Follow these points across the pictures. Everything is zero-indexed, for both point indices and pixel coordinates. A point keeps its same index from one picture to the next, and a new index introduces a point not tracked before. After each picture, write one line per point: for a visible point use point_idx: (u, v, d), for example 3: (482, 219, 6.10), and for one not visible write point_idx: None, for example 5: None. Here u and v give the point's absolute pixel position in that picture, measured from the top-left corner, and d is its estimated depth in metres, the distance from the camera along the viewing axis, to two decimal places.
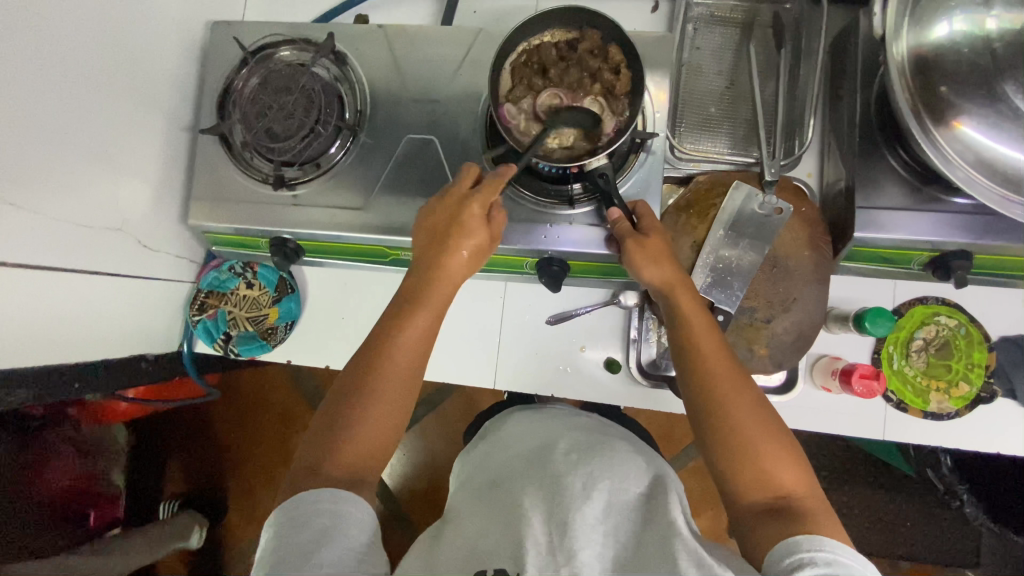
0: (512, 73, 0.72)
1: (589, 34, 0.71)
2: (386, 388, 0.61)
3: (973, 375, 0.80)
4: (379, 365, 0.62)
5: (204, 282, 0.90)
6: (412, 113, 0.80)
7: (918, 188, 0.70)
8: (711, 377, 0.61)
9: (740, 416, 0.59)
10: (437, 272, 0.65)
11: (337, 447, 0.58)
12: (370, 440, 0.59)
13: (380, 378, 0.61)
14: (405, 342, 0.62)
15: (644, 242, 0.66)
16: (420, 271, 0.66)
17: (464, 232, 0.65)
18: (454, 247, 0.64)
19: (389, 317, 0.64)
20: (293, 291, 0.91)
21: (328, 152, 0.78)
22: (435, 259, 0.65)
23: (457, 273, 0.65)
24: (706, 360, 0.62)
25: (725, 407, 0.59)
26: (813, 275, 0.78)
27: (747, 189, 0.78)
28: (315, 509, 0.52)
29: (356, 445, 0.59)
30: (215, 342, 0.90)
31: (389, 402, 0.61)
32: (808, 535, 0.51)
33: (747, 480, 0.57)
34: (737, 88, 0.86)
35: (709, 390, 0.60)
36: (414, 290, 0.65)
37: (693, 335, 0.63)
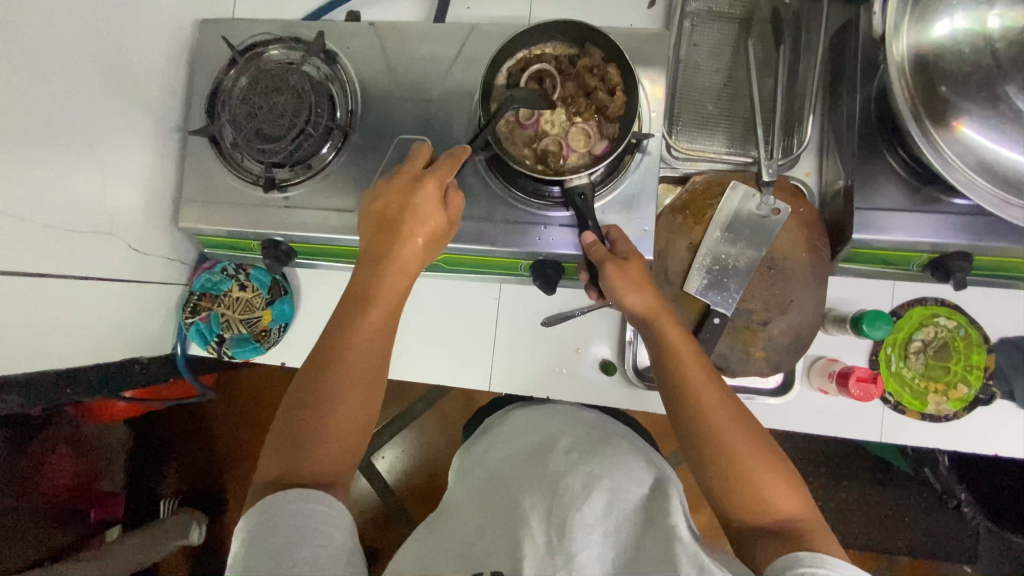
0: (509, 78, 0.71)
1: (591, 51, 0.69)
2: (344, 389, 0.60)
3: (971, 376, 0.79)
4: (336, 364, 0.60)
5: (196, 284, 0.89)
6: (405, 113, 0.79)
7: (917, 188, 0.69)
8: (704, 407, 0.60)
9: (733, 443, 0.58)
10: (392, 267, 0.64)
11: (305, 454, 0.57)
12: (338, 439, 0.59)
13: (335, 379, 0.60)
14: (361, 338, 0.62)
15: (624, 266, 0.65)
16: (370, 268, 0.64)
17: (416, 219, 0.63)
18: (409, 232, 0.63)
19: (343, 317, 0.63)
20: (287, 293, 0.90)
21: (320, 153, 0.77)
22: (385, 253, 0.64)
23: (412, 262, 0.64)
24: (696, 388, 0.61)
25: (717, 435, 0.58)
26: (812, 277, 0.77)
27: (744, 189, 0.77)
28: (288, 511, 0.52)
29: (327, 448, 0.58)
30: (209, 343, 0.89)
31: (352, 404, 0.60)
32: (812, 552, 0.51)
33: (740, 502, 0.56)
34: (735, 85, 0.85)
35: (701, 418, 0.59)
36: (366, 288, 0.63)
37: (682, 362, 0.62)
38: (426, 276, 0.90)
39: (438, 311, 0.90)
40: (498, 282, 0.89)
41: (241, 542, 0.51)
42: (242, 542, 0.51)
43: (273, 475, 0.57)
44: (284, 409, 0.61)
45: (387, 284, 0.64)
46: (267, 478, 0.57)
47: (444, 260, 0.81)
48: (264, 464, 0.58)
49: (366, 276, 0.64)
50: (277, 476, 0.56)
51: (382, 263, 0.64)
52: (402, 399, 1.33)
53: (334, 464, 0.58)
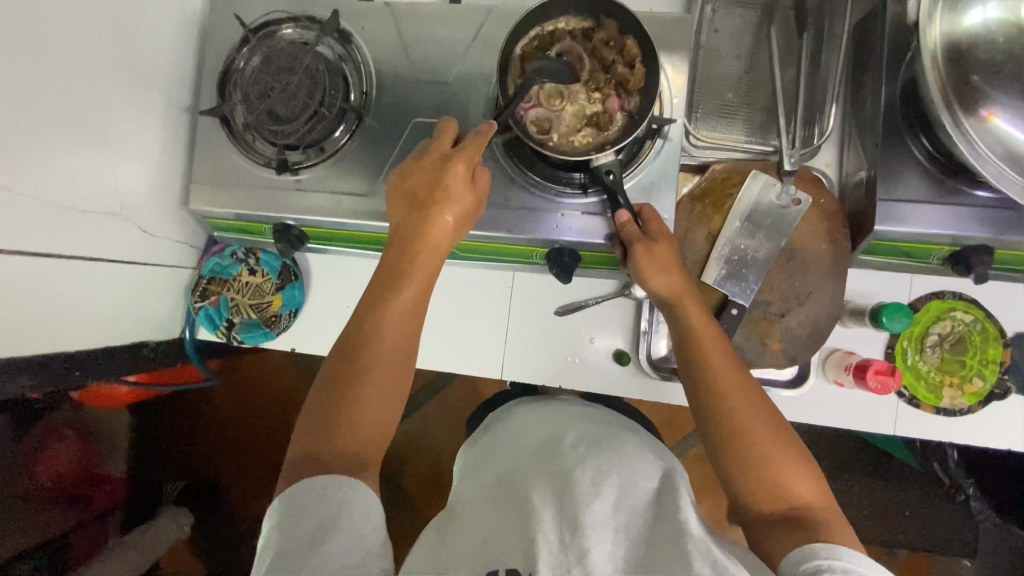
0: (523, 58, 0.69)
1: (605, 25, 0.68)
2: (378, 372, 0.60)
3: (987, 371, 0.78)
4: (365, 344, 0.60)
5: (205, 268, 0.88)
6: (421, 95, 0.77)
7: (940, 179, 0.68)
8: (721, 390, 0.59)
9: (753, 427, 0.57)
10: (424, 243, 0.62)
11: (338, 433, 0.57)
12: (371, 418, 0.59)
13: (369, 356, 0.60)
14: (391, 317, 0.61)
15: (653, 248, 0.64)
16: (400, 248, 0.63)
17: (446, 201, 0.62)
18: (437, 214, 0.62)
19: (374, 295, 0.62)
20: (297, 279, 0.89)
21: (332, 136, 0.76)
22: (419, 229, 0.63)
23: (441, 243, 0.63)
24: (716, 372, 0.60)
25: (738, 421, 0.58)
26: (831, 269, 0.77)
27: (765, 178, 0.76)
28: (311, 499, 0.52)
29: (363, 428, 0.58)
30: (218, 329, 0.88)
31: (383, 384, 0.60)
32: (826, 544, 0.50)
33: (757, 490, 0.56)
34: (755, 73, 0.83)
35: (719, 402, 0.59)
36: (399, 266, 0.63)
37: (704, 349, 0.62)
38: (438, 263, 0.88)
39: (450, 298, 0.89)
40: (512, 270, 0.88)
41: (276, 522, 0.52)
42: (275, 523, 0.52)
43: (306, 451, 0.57)
44: (316, 389, 0.61)
45: (421, 264, 0.63)
46: (298, 457, 0.57)
47: (458, 247, 0.80)
48: (297, 441, 0.58)
49: (398, 253, 0.63)
50: (309, 455, 0.56)
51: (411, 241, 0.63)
52: (407, 387, 1.32)
53: (363, 446, 0.58)
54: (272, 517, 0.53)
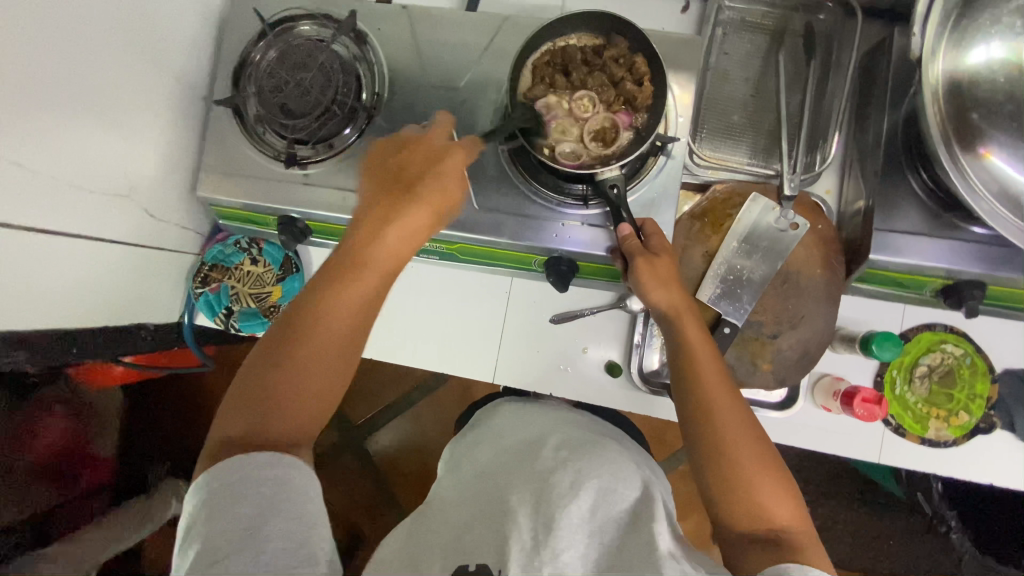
0: (534, 71, 0.71)
1: (616, 42, 0.70)
2: (326, 351, 0.60)
3: (973, 405, 0.79)
4: (307, 323, 0.60)
5: (209, 255, 0.89)
6: (432, 98, 0.78)
7: (936, 213, 0.69)
8: (711, 406, 0.60)
9: (738, 445, 0.58)
10: (393, 231, 0.63)
11: (274, 414, 0.57)
12: (315, 399, 0.59)
13: (312, 335, 0.59)
14: (341, 298, 0.61)
15: (654, 261, 0.65)
16: (368, 229, 0.63)
17: (434, 188, 0.65)
18: (414, 201, 0.64)
19: (324, 277, 0.62)
20: (298, 271, 0.90)
21: (342, 133, 0.77)
22: (387, 216, 0.63)
23: (416, 231, 0.64)
24: (706, 387, 0.61)
25: (725, 437, 0.59)
26: (824, 293, 0.78)
27: (764, 202, 0.77)
28: (263, 475, 0.52)
29: (299, 412, 0.58)
30: (217, 316, 0.89)
31: (326, 363, 0.60)
32: (799, 564, 0.51)
33: (737, 508, 0.57)
34: (762, 97, 0.84)
35: (706, 416, 0.60)
36: (358, 252, 0.62)
37: (697, 363, 0.63)
38: (438, 263, 0.89)
39: (447, 300, 0.90)
40: (510, 275, 0.89)
41: (201, 503, 0.52)
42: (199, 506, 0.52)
43: (239, 431, 0.56)
44: (256, 359, 0.60)
45: (383, 250, 0.63)
46: (226, 436, 0.56)
47: (459, 250, 0.81)
48: (227, 417, 0.57)
49: (356, 238, 0.63)
50: (240, 436, 0.56)
51: (374, 227, 0.63)
52: (400, 386, 1.33)
53: (297, 428, 0.58)
54: (196, 495, 0.53)
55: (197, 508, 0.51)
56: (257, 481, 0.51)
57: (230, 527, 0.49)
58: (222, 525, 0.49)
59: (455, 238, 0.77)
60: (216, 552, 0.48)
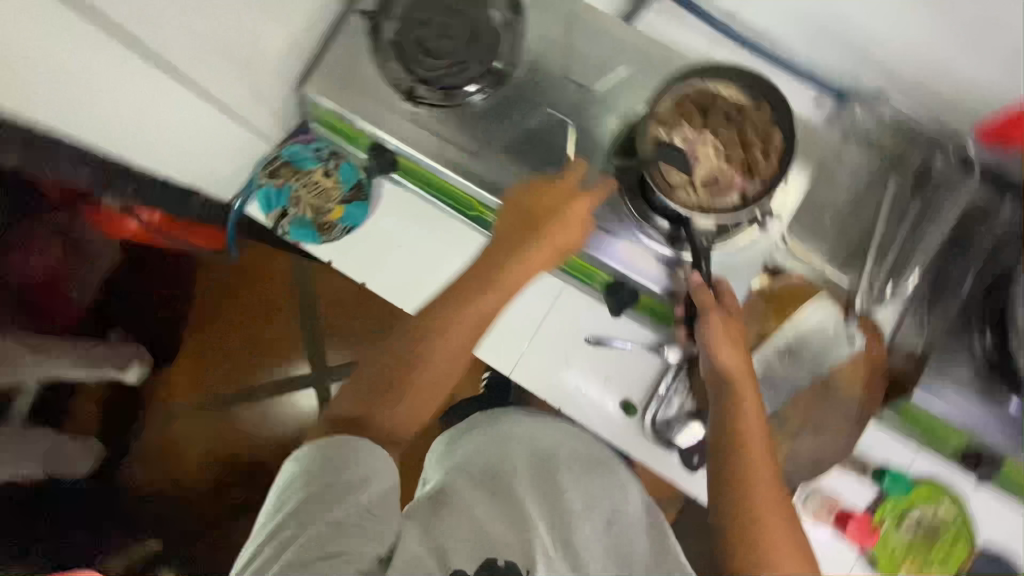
0: (675, 102, 0.72)
1: (758, 109, 0.71)
2: (445, 360, 0.65)
3: (947, 565, 0.82)
4: (432, 331, 0.65)
5: (288, 150, 0.87)
6: (564, 91, 0.79)
7: (989, 379, 0.71)
8: (752, 482, 0.61)
9: (771, 524, 0.60)
10: (516, 264, 0.68)
11: (386, 406, 0.62)
12: (424, 393, 0.64)
13: (435, 346, 0.65)
14: (470, 312, 0.66)
15: (730, 322, 0.66)
16: (499, 256, 0.69)
17: (562, 229, 0.69)
18: (546, 239, 0.68)
19: (461, 290, 0.67)
20: (365, 198, 0.89)
21: (466, 88, 0.76)
22: (518, 250, 0.68)
23: (538, 266, 0.69)
24: (751, 461, 0.62)
25: (760, 513, 0.60)
26: (854, 413, 0.82)
27: (830, 309, 0.79)
28: (354, 448, 0.53)
29: (412, 408, 0.64)
30: (272, 212, 0.89)
31: (441, 367, 0.65)
32: None
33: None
34: (861, 209, 0.78)
35: (740, 489, 0.61)
36: (488, 271, 0.68)
37: (746, 434, 0.63)
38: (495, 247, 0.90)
39: (496, 282, 0.90)
40: (563, 283, 0.88)
41: (297, 471, 0.53)
42: (297, 470, 0.53)
43: (348, 411, 0.61)
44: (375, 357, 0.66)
45: (512, 276, 0.68)
46: (337, 414, 0.61)
47: None
48: (340, 397, 0.64)
49: (496, 261, 0.68)
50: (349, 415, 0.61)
51: (505, 258, 0.68)
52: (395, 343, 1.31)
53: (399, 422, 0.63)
54: (294, 462, 0.54)
55: (291, 477, 0.53)
56: (341, 461, 0.52)
57: (317, 489, 0.50)
58: (314, 487, 0.51)
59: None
60: (300, 519, 0.49)
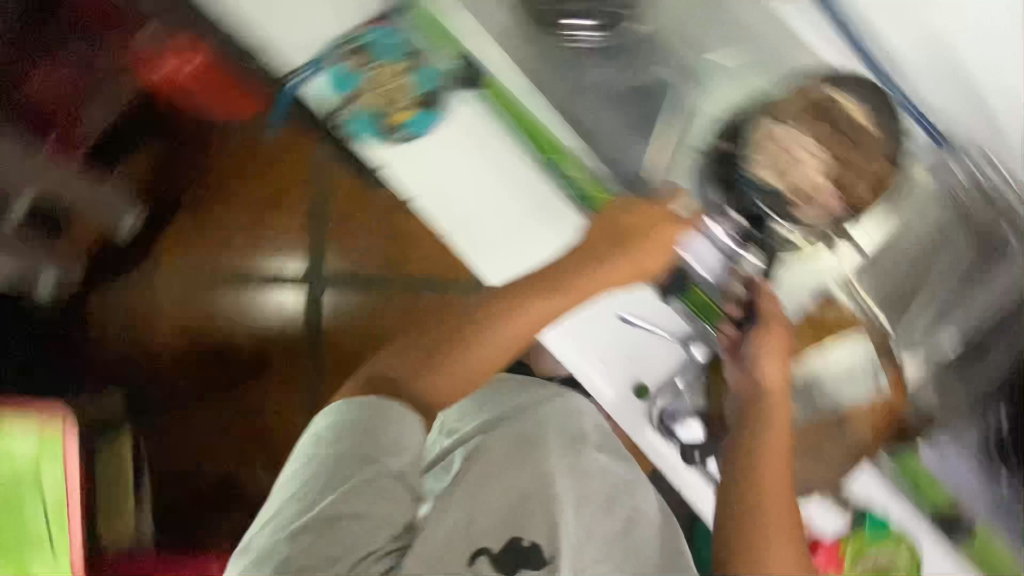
0: (800, 101, 0.73)
1: (883, 120, 0.72)
2: (511, 335, 0.71)
3: None
4: (511, 312, 0.70)
5: (376, 32, 0.78)
6: (682, 61, 0.78)
7: (987, 454, 0.76)
8: (773, 501, 0.70)
9: (775, 553, 0.68)
10: (594, 276, 0.72)
11: (422, 372, 0.69)
12: (465, 372, 0.70)
13: (508, 326, 0.70)
14: (545, 309, 0.71)
15: (771, 334, 0.74)
16: (575, 261, 0.73)
17: (643, 249, 0.72)
18: (630, 253, 0.72)
19: (529, 287, 0.72)
20: (440, 111, 0.78)
21: (588, 30, 0.77)
22: (592, 276, 0.72)
23: (612, 283, 0.73)
24: (769, 465, 0.71)
25: (771, 524, 0.69)
26: (852, 449, 0.79)
27: (868, 348, 0.78)
28: (386, 422, 0.59)
29: (483, 360, 0.71)
30: (338, 95, 0.79)
31: (508, 333, 0.71)
32: None
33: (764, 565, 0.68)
34: (920, 267, 0.78)
35: (764, 496, 0.70)
36: (558, 277, 0.72)
37: (768, 447, 0.72)
38: None
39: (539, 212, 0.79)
40: None
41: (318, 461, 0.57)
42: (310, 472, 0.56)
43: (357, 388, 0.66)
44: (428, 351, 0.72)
45: (576, 287, 0.72)
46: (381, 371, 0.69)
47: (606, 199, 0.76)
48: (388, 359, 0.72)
49: (569, 266, 0.73)
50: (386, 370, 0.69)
51: (579, 274, 0.72)
52: None
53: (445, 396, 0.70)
54: (325, 418, 0.61)
55: (322, 429, 0.60)
56: (389, 428, 0.59)
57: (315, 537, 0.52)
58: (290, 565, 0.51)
59: (594, 177, 0.77)
60: (332, 517, 0.53)
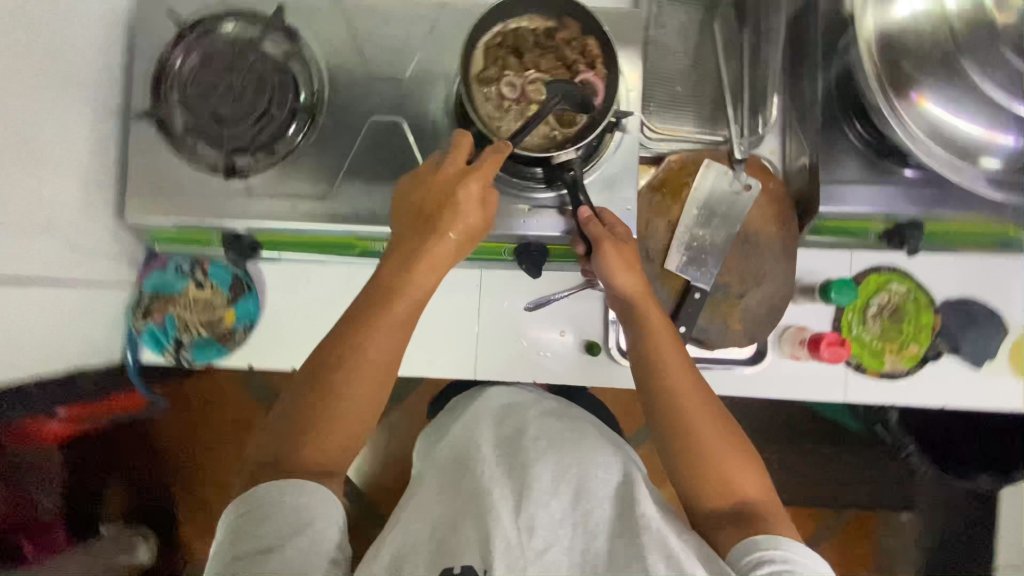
0: (487, 52, 0.69)
1: (568, 24, 0.70)
2: (363, 374, 0.57)
3: (921, 336, 0.85)
4: (346, 353, 0.57)
5: (150, 283, 0.83)
6: (380, 93, 0.75)
7: (873, 162, 0.74)
8: (677, 393, 0.61)
9: (706, 434, 0.59)
10: (420, 266, 0.59)
11: (302, 444, 0.55)
12: (347, 424, 0.57)
13: (349, 371, 0.57)
14: (387, 327, 0.58)
15: (621, 246, 0.65)
16: (393, 263, 0.60)
17: (456, 217, 0.60)
18: (442, 224, 0.59)
19: (359, 314, 0.59)
20: (250, 290, 0.84)
21: (285, 136, 0.73)
22: (416, 250, 0.60)
23: (445, 259, 0.60)
24: (667, 361, 0.62)
25: (683, 421, 0.60)
26: (780, 249, 0.81)
27: (718, 169, 0.80)
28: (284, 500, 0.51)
29: (350, 411, 0.57)
30: (165, 349, 0.83)
31: (367, 372, 0.57)
32: (770, 536, 0.53)
33: (708, 482, 0.58)
34: (700, 68, 0.86)
35: (669, 397, 0.61)
36: (394, 281, 0.59)
37: (661, 348, 0.63)
38: None
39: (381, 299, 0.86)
40: (479, 268, 0.87)
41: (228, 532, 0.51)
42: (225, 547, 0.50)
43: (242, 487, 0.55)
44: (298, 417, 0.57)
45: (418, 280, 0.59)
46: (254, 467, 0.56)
47: None
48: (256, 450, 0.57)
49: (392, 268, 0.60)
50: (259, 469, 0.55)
51: (410, 261, 0.59)
52: None
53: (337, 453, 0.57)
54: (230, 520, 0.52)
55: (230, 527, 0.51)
56: (289, 506, 0.50)
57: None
58: None
59: None
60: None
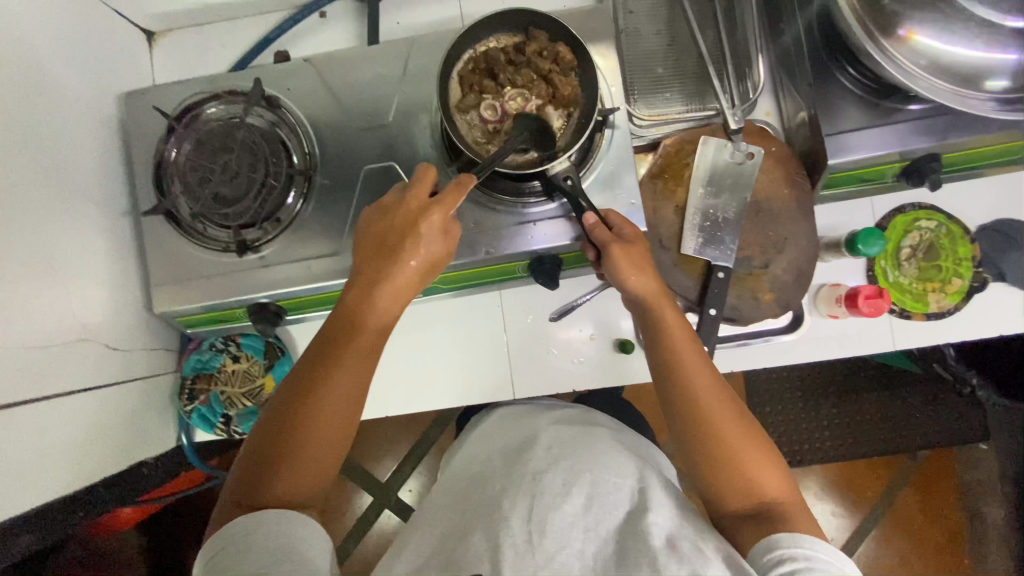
0: (461, 81, 0.69)
1: (535, 35, 0.69)
2: (338, 400, 0.58)
3: (962, 268, 0.82)
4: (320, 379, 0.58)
5: (188, 367, 0.85)
6: (367, 140, 0.76)
7: (875, 104, 0.71)
8: (694, 387, 0.60)
9: (724, 424, 0.58)
10: (381, 296, 0.60)
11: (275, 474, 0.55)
12: (316, 451, 0.57)
13: (325, 399, 0.58)
14: (354, 358, 0.59)
15: (630, 249, 0.64)
16: (356, 297, 0.61)
17: (416, 244, 0.60)
18: (400, 255, 0.60)
19: (326, 346, 0.60)
20: (284, 354, 0.87)
21: (286, 204, 0.74)
22: (374, 281, 0.60)
23: (404, 289, 0.61)
24: (681, 355, 0.62)
25: (705, 417, 0.59)
26: (796, 211, 0.79)
27: (715, 142, 0.79)
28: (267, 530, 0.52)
29: (323, 435, 0.57)
30: (215, 427, 0.84)
31: (342, 395, 0.58)
32: (789, 533, 0.52)
33: (730, 479, 0.57)
34: (678, 44, 0.85)
35: (688, 391, 0.60)
36: (355, 313, 0.60)
37: (676, 347, 0.63)
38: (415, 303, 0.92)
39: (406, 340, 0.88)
40: (497, 288, 0.87)
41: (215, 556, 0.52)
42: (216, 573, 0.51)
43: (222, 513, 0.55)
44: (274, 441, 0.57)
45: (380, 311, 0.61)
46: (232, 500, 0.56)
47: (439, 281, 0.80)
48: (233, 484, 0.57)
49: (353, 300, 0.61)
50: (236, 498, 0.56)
51: (371, 294, 0.60)
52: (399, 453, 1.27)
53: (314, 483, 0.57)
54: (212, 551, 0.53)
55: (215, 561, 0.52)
56: (267, 534, 0.51)
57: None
58: None
59: None
60: None
